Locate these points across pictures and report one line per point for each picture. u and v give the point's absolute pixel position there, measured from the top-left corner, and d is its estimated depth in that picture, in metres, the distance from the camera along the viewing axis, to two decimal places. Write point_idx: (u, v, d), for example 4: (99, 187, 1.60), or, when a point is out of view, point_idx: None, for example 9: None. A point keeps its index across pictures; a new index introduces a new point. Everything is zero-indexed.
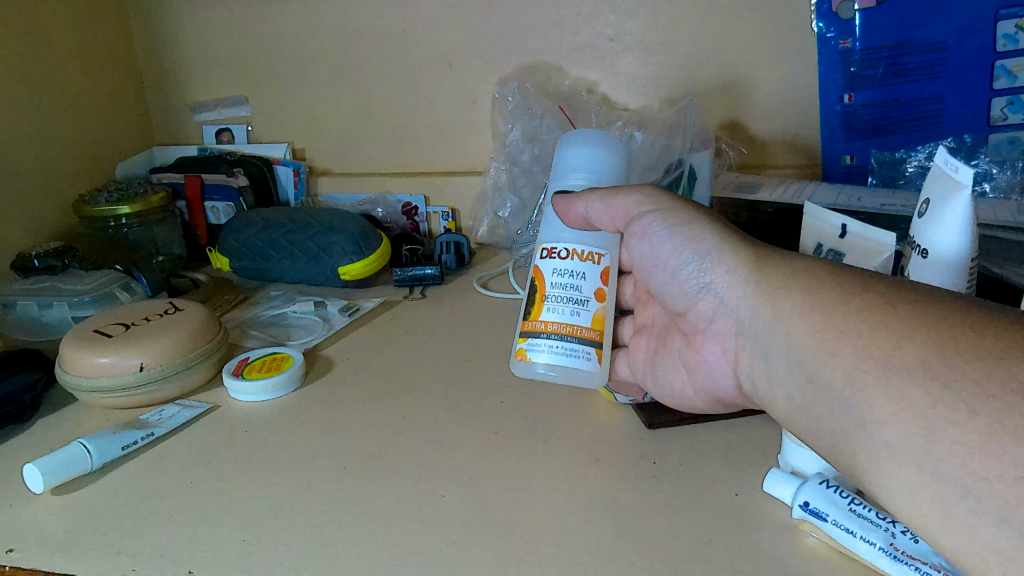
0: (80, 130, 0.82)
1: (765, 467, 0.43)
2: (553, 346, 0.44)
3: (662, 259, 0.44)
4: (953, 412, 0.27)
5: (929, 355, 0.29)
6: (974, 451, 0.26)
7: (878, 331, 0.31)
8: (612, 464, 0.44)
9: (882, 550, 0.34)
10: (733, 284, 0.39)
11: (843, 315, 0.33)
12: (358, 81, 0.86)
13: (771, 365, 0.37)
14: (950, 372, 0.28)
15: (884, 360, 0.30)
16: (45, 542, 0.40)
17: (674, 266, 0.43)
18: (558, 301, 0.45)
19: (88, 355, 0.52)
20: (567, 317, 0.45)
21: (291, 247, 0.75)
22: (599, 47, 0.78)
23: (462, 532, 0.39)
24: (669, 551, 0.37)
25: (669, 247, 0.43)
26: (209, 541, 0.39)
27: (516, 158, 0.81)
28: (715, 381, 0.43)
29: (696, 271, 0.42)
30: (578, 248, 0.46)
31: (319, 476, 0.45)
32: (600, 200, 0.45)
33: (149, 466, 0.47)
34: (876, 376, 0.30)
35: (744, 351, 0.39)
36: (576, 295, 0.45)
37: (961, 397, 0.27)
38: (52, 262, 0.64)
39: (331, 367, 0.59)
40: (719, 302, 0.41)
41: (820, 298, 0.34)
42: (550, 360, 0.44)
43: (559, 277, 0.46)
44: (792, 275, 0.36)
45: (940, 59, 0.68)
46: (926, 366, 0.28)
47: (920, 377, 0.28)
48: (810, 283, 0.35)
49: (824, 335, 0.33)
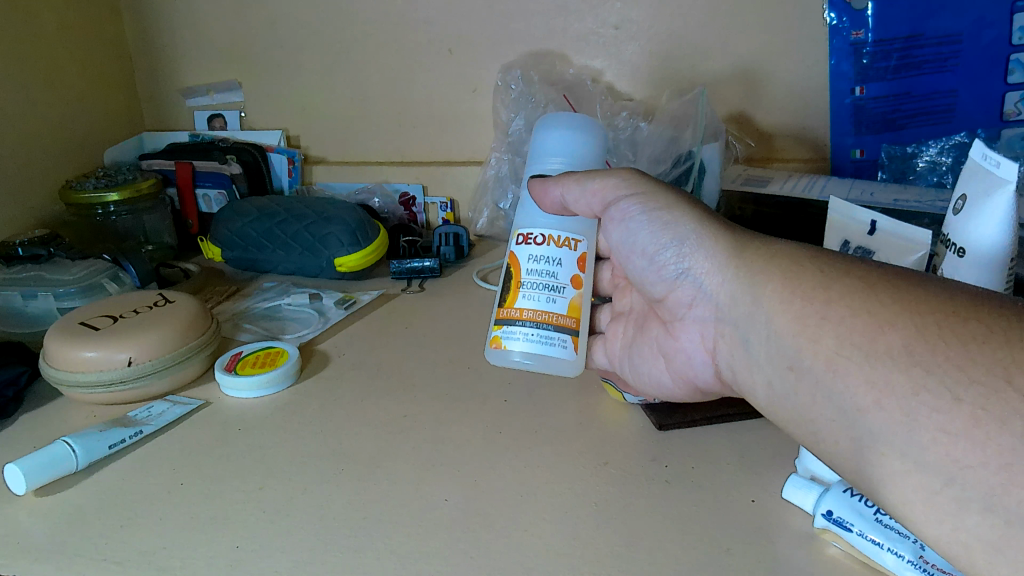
0: (66, 113, 0.79)
1: (780, 472, 0.42)
2: (529, 334, 0.42)
3: (639, 244, 0.42)
4: (938, 398, 0.26)
5: (910, 341, 0.27)
6: (958, 438, 0.25)
7: (860, 317, 0.29)
8: (620, 467, 0.43)
9: (910, 563, 0.32)
10: (712, 269, 0.38)
11: (824, 300, 0.31)
12: (356, 67, 0.83)
13: (750, 352, 0.35)
14: (934, 357, 0.26)
15: (867, 345, 0.28)
16: (29, 547, 0.38)
17: (652, 252, 0.41)
18: (534, 288, 0.43)
19: (74, 349, 0.50)
20: (543, 305, 0.43)
21: (279, 236, 0.73)
22: (603, 35, 0.76)
23: (466, 539, 0.37)
24: (679, 561, 0.35)
25: (647, 233, 0.41)
26: (202, 548, 0.37)
27: (518, 147, 0.78)
28: (690, 367, 0.42)
29: (675, 256, 0.40)
30: (555, 234, 0.44)
31: (315, 478, 0.43)
32: (578, 184, 0.43)
33: (137, 467, 0.45)
34: (859, 362, 0.28)
35: (722, 338, 0.38)
36: (552, 282, 0.43)
37: (945, 382, 0.26)
38: (37, 251, 0.62)
39: (328, 362, 0.57)
40: (697, 288, 0.39)
41: (799, 284, 0.32)
42: (522, 347, 0.42)
43: (534, 263, 0.43)
44: (779, 259, 0.35)
45: (954, 52, 0.67)
46: (909, 353, 0.27)
47: (904, 364, 0.27)
48: (789, 268, 0.34)
49: (804, 320, 0.31)
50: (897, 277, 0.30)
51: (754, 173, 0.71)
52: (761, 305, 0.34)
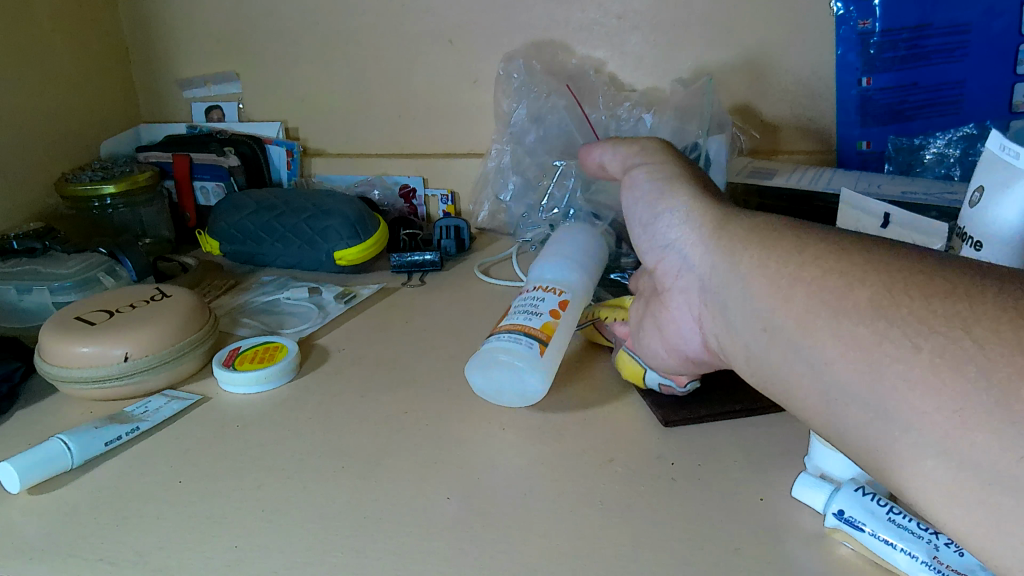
0: (61, 105, 0.78)
1: (790, 470, 0.41)
2: (501, 336, 0.46)
3: (632, 216, 0.41)
4: (899, 348, 0.25)
5: (877, 297, 0.26)
6: (915, 385, 0.24)
7: (831, 276, 0.28)
8: (625, 466, 0.42)
9: (924, 564, 0.32)
10: (695, 235, 0.37)
11: (800, 264, 0.30)
12: (355, 58, 0.82)
13: (727, 316, 0.34)
14: (898, 310, 0.25)
15: (834, 301, 0.27)
16: (22, 547, 0.37)
17: (641, 221, 0.40)
18: (512, 311, 0.49)
19: (69, 344, 0.49)
20: (520, 321, 0.47)
21: (279, 230, 0.72)
22: (606, 25, 0.75)
23: (469, 539, 0.36)
24: (688, 562, 0.34)
25: (639, 203, 0.40)
26: (199, 547, 0.36)
27: (520, 138, 0.78)
28: (684, 343, 0.40)
29: (659, 224, 0.39)
30: (547, 283, 0.51)
31: (313, 477, 0.42)
32: (611, 148, 0.45)
33: (132, 465, 0.44)
34: (827, 319, 0.27)
35: (704, 304, 0.36)
36: (532, 307, 0.48)
37: (905, 333, 0.25)
38: (32, 245, 0.61)
39: (327, 357, 0.56)
40: (680, 255, 0.37)
41: (778, 250, 0.32)
42: (489, 359, 0.46)
43: (524, 299, 0.50)
44: (758, 229, 0.34)
45: (962, 42, 0.66)
46: (875, 307, 0.26)
47: (869, 318, 0.26)
48: (770, 236, 0.33)
49: (778, 285, 0.31)
50: (875, 244, 0.29)
51: (759, 165, 0.70)
52: (736, 272, 0.33)
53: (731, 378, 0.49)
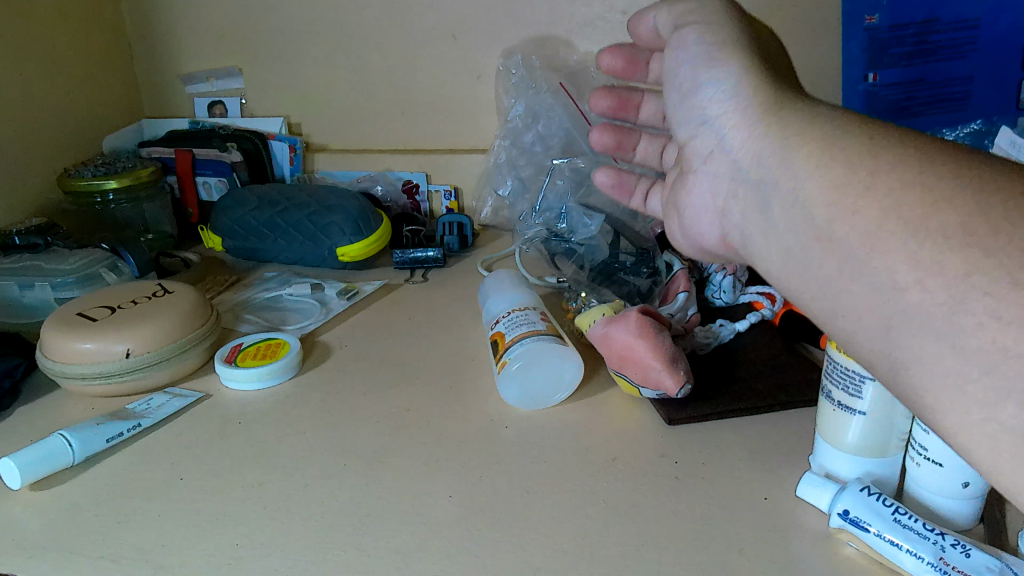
0: (64, 101, 0.77)
1: (796, 470, 0.40)
2: (531, 340, 0.47)
3: (676, 89, 0.35)
4: (994, 279, 0.22)
5: (970, 220, 0.23)
6: (1011, 325, 0.21)
7: (910, 190, 0.25)
8: (630, 464, 0.41)
9: (930, 565, 0.31)
10: (744, 121, 0.31)
11: (871, 168, 0.26)
12: (358, 53, 0.82)
13: (766, 215, 0.30)
14: (996, 235, 0.22)
15: (916, 219, 0.24)
16: (24, 544, 0.37)
17: (687, 92, 0.34)
18: (512, 325, 0.50)
19: (71, 340, 0.49)
20: (525, 328, 0.49)
21: (280, 226, 0.72)
22: (610, 20, 0.75)
23: (471, 538, 0.36)
24: (691, 562, 0.34)
25: (688, 74, 0.34)
26: (200, 545, 0.36)
27: (517, 136, 0.78)
28: (700, 233, 0.36)
29: (707, 101, 0.33)
30: (511, 303, 0.53)
31: (315, 474, 0.42)
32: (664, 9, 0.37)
33: (134, 462, 0.44)
34: (903, 238, 0.24)
35: (736, 198, 0.32)
36: (523, 318, 0.50)
37: (1005, 266, 0.22)
38: (35, 240, 0.61)
39: (329, 354, 0.56)
40: (719, 141, 0.33)
41: (836, 150, 0.27)
42: (530, 360, 0.46)
43: (508, 318, 0.51)
44: (821, 121, 0.29)
45: (971, 38, 0.65)
46: (968, 233, 0.23)
47: (958, 243, 0.23)
48: (831, 130, 0.28)
49: (844, 189, 0.26)
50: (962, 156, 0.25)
51: None
52: (790, 167, 0.29)
53: (734, 376, 0.49)
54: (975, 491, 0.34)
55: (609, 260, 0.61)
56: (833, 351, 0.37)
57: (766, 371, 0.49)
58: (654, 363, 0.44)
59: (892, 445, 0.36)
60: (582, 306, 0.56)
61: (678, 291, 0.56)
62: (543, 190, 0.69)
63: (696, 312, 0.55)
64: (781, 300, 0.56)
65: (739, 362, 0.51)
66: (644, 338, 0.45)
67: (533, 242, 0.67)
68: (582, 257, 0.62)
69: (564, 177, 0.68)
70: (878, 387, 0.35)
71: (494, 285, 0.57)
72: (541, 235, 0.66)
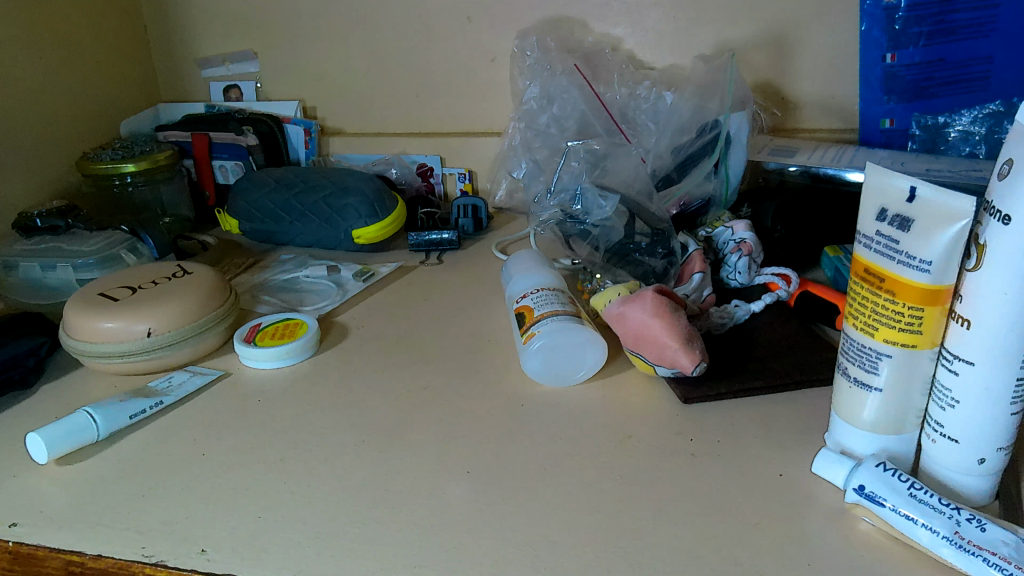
0: (81, 85, 0.78)
1: (811, 446, 0.41)
2: (559, 322, 0.47)
3: None
4: None
5: None
6: None
7: None
8: (645, 441, 0.42)
9: (946, 539, 0.31)
10: None
11: None
12: (372, 36, 0.82)
13: None
14: None
15: None
16: (52, 516, 0.38)
17: None
18: (541, 301, 0.50)
19: (93, 319, 0.50)
20: (555, 307, 0.49)
21: (297, 208, 0.72)
22: (625, 1, 0.74)
23: (489, 512, 0.37)
24: (705, 536, 0.35)
25: None
26: (222, 517, 0.37)
27: (533, 119, 0.76)
28: None
29: None
30: (539, 281, 0.53)
31: (335, 450, 0.42)
32: None
33: (157, 438, 0.44)
34: None
35: None
36: (553, 296, 0.50)
37: None
38: (55, 222, 0.62)
39: (347, 334, 0.57)
40: None
41: None
42: (558, 335, 0.47)
43: (535, 293, 0.51)
44: None
45: (991, 17, 0.65)
46: None
47: None
48: None
49: None
50: None
51: (780, 143, 0.72)
52: None
53: (750, 356, 0.49)
54: (990, 467, 0.34)
55: (624, 241, 0.60)
56: (849, 328, 0.36)
57: (781, 351, 0.49)
58: (671, 342, 0.45)
59: (908, 422, 0.36)
60: (598, 286, 0.58)
61: (693, 272, 0.56)
62: (558, 172, 0.67)
63: (712, 292, 0.55)
64: (797, 281, 0.56)
65: (754, 342, 0.51)
66: (661, 318, 0.45)
67: (548, 224, 0.66)
68: (597, 238, 0.62)
69: (579, 159, 0.67)
70: (895, 363, 0.34)
71: (518, 264, 0.56)
72: (555, 217, 0.65)
